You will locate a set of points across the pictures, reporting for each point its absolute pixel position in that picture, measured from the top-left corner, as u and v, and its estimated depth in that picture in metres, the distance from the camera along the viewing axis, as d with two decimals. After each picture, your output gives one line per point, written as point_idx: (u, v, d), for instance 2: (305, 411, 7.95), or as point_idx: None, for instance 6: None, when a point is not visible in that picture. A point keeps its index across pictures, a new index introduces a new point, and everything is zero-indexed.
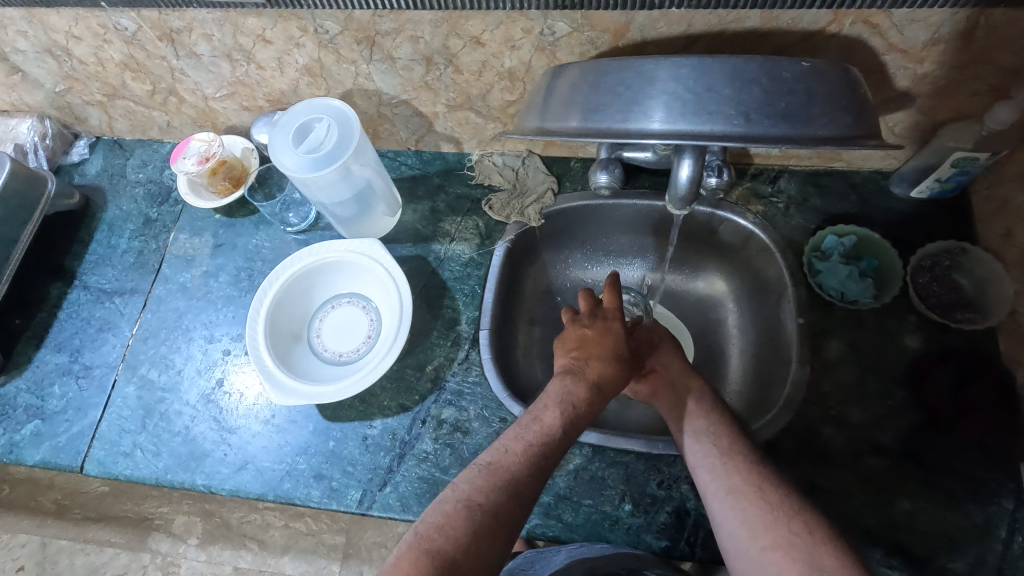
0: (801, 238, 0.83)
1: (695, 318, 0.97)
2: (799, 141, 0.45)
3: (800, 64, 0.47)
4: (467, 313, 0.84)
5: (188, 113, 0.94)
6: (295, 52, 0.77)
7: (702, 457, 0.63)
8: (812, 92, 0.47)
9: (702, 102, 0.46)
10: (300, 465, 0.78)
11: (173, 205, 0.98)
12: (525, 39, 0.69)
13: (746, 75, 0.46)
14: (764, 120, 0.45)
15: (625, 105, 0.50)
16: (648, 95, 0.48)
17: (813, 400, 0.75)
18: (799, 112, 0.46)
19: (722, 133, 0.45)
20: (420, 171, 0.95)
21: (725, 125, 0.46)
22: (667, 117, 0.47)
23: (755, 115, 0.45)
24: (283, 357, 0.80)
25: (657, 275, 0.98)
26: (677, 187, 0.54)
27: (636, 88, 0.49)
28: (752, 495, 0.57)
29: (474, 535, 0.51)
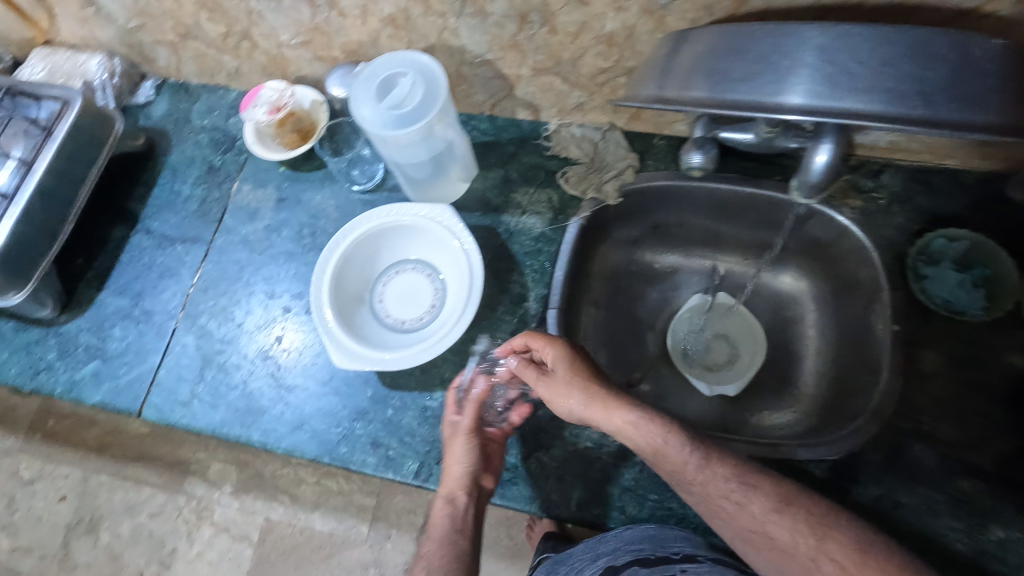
0: (902, 239, 0.77)
1: (768, 314, 0.92)
2: (987, 129, 0.41)
3: (993, 41, 0.42)
4: (536, 290, 0.81)
5: (259, 60, 0.91)
6: (381, 1, 0.73)
7: (720, 494, 0.58)
8: (1002, 73, 0.42)
9: (877, 78, 0.42)
10: (357, 430, 0.77)
11: (237, 154, 0.96)
12: (633, 1, 0.64)
13: (932, 51, 0.42)
14: (948, 104, 0.42)
15: (777, 75, 0.46)
16: (803, 66, 0.45)
17: (904, 413, 0.70)
18: (987, 96, 0.42)
19: (899, 115, 0.42)
20: (493, 137, 0.91)
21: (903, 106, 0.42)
22: (825, 93, 0.44)
23: (939, 96, 0.42)
24: (347, 319, 0.78)
25: (730, 266, 0.93)
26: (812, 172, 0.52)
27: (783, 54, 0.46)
28: (767, 524, 0.56)
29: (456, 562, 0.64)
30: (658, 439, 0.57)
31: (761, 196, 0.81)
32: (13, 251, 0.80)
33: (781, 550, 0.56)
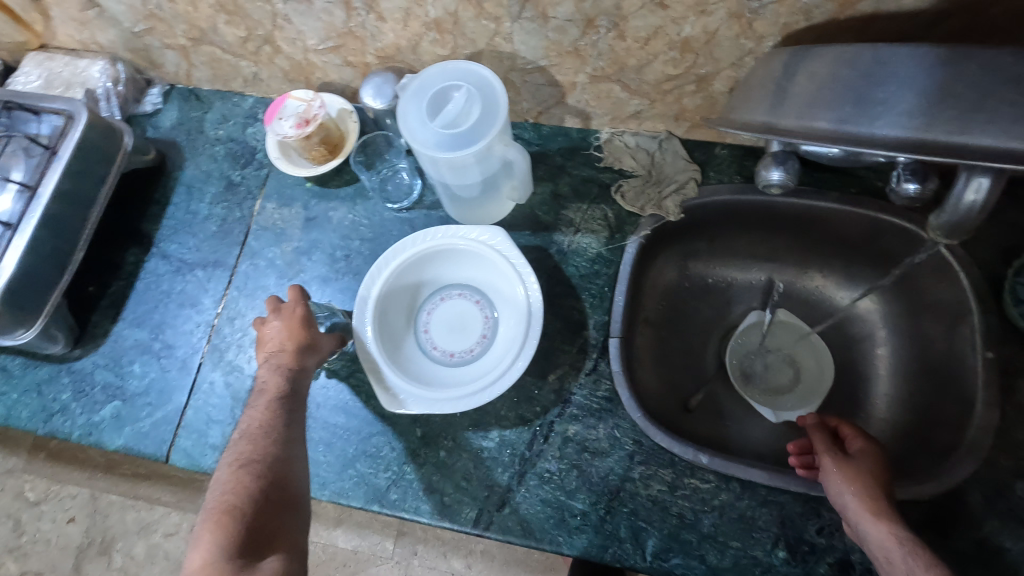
0: (989, 257, 0.72)
1: (831, 331, 0.87)
2: None
3: None
4: (595, 317, 0.75)
5: (281, 65, 0.83)
6: (428, 3, 0.65)
7: None
8: None
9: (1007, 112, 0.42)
10: (408, 474, 0.71)
11: (258, 168, 0.88)
12: (721, 3, 0.57)
13: None
14: None
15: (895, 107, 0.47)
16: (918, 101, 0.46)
17: (1004, 449, 0.65)
18: None
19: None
20: (540, 147, 0.84)
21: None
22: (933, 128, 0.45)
23: None
24: (395, 353, 0.72)
25: (791, 280, 0.88)
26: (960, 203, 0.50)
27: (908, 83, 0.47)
28: None
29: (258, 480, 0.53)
30: (916, 562, 0.52)
31: (833, 210, 0.76)
32: (22, 283, 0.72)
33: None
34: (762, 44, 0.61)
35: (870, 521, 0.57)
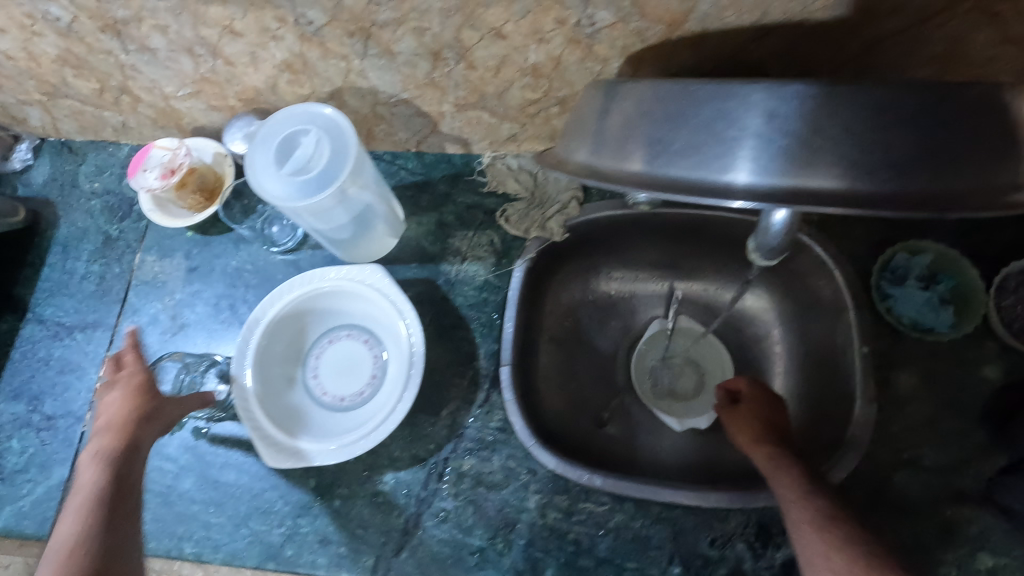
0: (861, 251, 0.73)
1: (730, 334, 0.87)
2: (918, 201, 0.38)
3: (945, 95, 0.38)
4: (485, 346, 0.74)
5: (146, 113, 0.80)
6: (272, 47, 0.63)
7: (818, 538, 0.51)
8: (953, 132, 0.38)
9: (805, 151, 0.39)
10: (303, 528, 0.69)
11: (136, 221, 0.85)
12: (556, 31, 0.57)
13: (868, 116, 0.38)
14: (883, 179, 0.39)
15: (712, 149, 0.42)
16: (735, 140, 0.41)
17: (883, 442, 0.66)
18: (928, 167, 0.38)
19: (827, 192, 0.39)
20: (423, 176, 0.82)
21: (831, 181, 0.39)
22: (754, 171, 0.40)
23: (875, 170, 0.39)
24: (279, 406, 0.69)
25: (689, 287, 0.88)
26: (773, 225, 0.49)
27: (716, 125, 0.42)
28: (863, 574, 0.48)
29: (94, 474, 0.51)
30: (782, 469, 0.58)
31: (714, 217, 0.76)
32: None
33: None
34: (608, 66, 0.61)
35: (755, 449, 0.63)
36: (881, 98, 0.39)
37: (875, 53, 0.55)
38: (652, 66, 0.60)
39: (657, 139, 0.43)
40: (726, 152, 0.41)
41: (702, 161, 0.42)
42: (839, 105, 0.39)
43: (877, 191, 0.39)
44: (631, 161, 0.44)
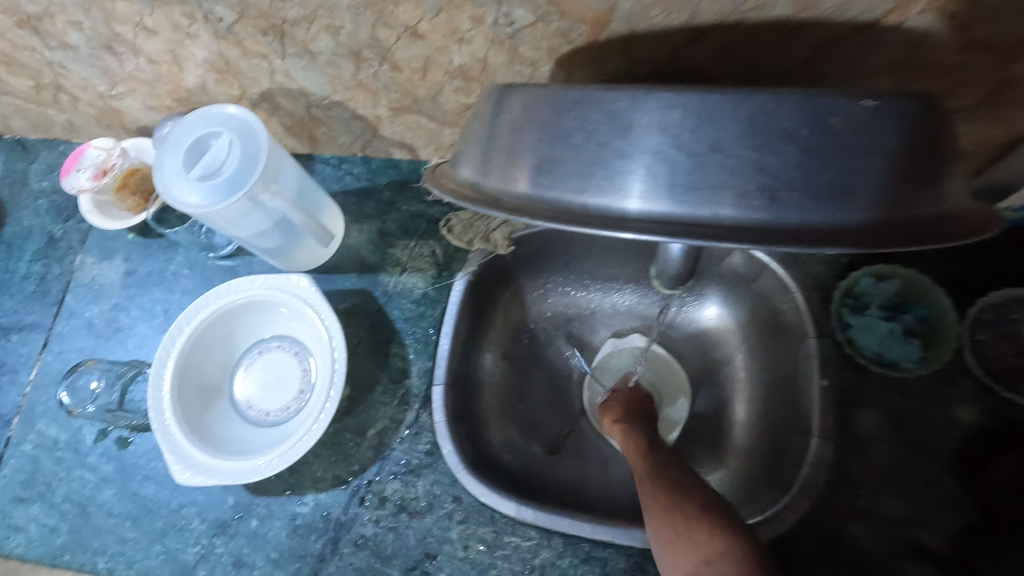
0: (827, 274, 0.67)
1: (693, 359, 0.79)
2: (839, 235, 0.31)
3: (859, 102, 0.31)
4: (418, 363, 0.70)
5: (88, 112, 0.78)
6: (190, 45, 0.60)
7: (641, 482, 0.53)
8: (870, 148, 0.31)
9: (698, 173, 0.32)
10: (217, 548, 0.66)
11: (81, 221, 0.84)
12: (475, 31, 0.52)
13: (770, 127, 0.31)
14: (793, 203, 0.31)
15: (587, 168, 0.34)
16: (623, 160, 0.33)
17: (839, 486, 0.60)
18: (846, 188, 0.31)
19: (727, 226, 0.31)
20: (368, 183, 0.79)
21: (733, 210, 0.31)
22: (646, 197, 0.32)
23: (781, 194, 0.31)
24: (197, 421, 0.66)
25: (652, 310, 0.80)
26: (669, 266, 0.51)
27: (606, 139, 0.33)
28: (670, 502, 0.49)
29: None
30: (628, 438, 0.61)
31: None
32: None
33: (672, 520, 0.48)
34: (538, 69, 0.56)
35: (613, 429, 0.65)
36: (800, 115, 0.30)
37: (825, 58, 0.49)
38: (584, 70, 0.55)
39: (545, 161, 0.35)
40: (620, 173, 0.33)
41: (592, 184, 0.34)
42: (737, 118, 0.31)
43: (783, 224, 0.31)
44: (520, 181, 0.36)
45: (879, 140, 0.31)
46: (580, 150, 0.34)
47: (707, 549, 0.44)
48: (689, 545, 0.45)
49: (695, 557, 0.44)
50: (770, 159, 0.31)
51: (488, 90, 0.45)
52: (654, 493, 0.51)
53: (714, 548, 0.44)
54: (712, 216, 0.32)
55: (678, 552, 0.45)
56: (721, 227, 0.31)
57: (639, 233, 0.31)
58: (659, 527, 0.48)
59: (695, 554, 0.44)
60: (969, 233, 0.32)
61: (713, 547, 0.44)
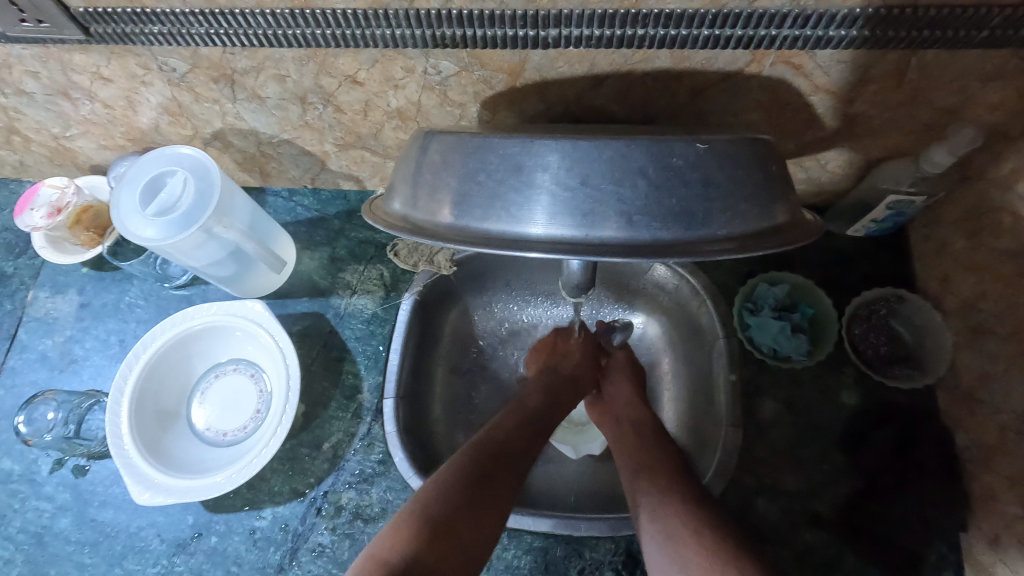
0: (734, 283, 0.77)
1: None
2: (689, 247, 0.38)
3: (694, 145, 0.38)
4: (370, 379, 0.76)
5: (40, 152, 0.80)
6: (144, 91, 0.65)
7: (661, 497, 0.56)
8: (710, 181, 0.39)
9: (576, 201, 0.38)
10: (177, 566, 0.68)
11: (32, 257, 0.86)
12: (408, 78, 0.59)
13: (629, 164, 0.38)
14: (649, 224, 0.38)
15: (489, 198, 0.40)
16: (519, 191, 0.39)
17: (747, 468, 0.68)
18: (693, 210, 0.38)
19: (603, 242, 0.38)
20: (318, 213, 0.84)
21: (605, 231, 0.38)
22: (542, 220, 0.39)
23: (639, 217, 0.38)
24: (153, 443, 0.69)
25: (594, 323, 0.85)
26: (571, 273, 0.57)
27: (504, 177, 0.40)
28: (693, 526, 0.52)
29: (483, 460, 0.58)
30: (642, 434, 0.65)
31: None
32: None
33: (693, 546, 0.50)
34: (466, 110, 0.64)
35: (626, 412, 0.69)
36: (647, 156, 0.38)
37: (706, 98, 0.59)
38: (507, 110, 0.63)
39: (458, 193, 0.41)
40: (517, 204, 0.39)
41: (493, 213, 0.40)
42: (602, 158, 0.38)
43: (646, 240, 0.38)
44: (442, 214, 0.42)
45: (716, 172, 0.39)
46: (483, 187, 0.40)
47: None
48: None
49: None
50: (627, 191, 0.38)
51: (414, 132, 0.51)
52: (705, 547, 0.50)
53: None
54: (594, 236, 0.38)
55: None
56: (591, 244, 0.38)
57: (533, 252, 0.38)
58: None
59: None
60: (790, 240, 0.40)
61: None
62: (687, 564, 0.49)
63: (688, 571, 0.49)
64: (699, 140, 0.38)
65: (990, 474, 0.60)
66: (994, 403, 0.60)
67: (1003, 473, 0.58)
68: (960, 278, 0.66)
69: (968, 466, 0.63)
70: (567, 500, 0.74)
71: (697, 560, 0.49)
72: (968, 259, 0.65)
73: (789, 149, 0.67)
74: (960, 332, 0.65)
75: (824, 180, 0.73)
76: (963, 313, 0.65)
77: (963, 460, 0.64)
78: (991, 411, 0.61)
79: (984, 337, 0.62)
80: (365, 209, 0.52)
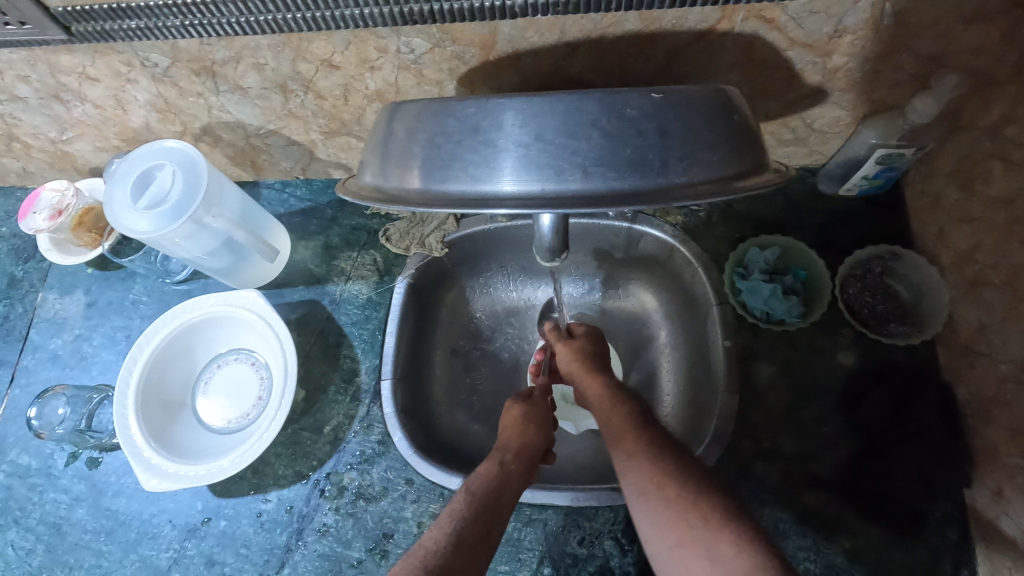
0: (727, 249, 0.76)
1: (626, 338, 0.84)
2: (647, 197, 0.38)
3: (647, 96, 0.39)
4: (367, 362, 0.77)
5: (41, 158, 0.83)
6: (131, 89, 0.67)
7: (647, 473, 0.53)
8: (666, 130, 0.39)
9: (533, 155, 0.39)
10: (189, 551, 0.70)
11: (40, 261, 0.89)
12: (383, 59, 0.60)
13: (581, 117, 0.39)
14: (604, 174, 0.39)
15: (448, 161, 0.41)
16: (477, 154, 0.40)
17: (744, 432, 0.67)
18: (650, 158, 0.39)
19: (561, 195, 0.39)
20: (311, 202, 0.86)
21: (562, 183, 0.39)
22: (506, 179, 0.39)
23: (594, 168, 0.39)
24: (159, 431, 0.71)
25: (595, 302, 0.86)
26: (545, 238, 0.56)
27: (461, 139, 0.41)
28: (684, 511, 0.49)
29: (448, 569, 0.48)
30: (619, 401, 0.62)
31: (592, 225, 0.77)
32: None
33: (688, 528, 0.48)
34: (444, 88, 0.64)
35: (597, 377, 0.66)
36: (600, 110, 0.39)
37: (680, 60, 0.59)
38: (484, 86, 0.63)
39: (420, 160, 0.42)
40: (477, 165, 0.40)
41: (454, 176, 0.41)
42: (556, 113, 0.39)
43: (602, 190, 0.39)
44: (408, 182, 0.43)
45: (671, 121, 0.40)
46: (442, 148, 0.41)
47: (734, 563, 0.44)
48: (711, 559, 0.46)
49: (713, 568, 0.45)
50: (581, 143, 0.38)
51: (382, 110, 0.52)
52: (672, 497, 0.50)
53: (742, 565, 0.44)
54: (553, 189, 0.39)
55: (695, 561, 0.46)
56: (549, 196, 0.39)
57: (498, 209, 0.38)
58: (673, 532, 0.48)
59: (721, 571, 0.45)
60: (756, 185, 0.41)
61: (741, 565, 0.44)
62: (657, 518, 0.50)
63: (661, 524, 0.50)
64: (653, 90, 0.39)
65: (992, 427, 0.59)
66: (993, 354, 0.59)
67: (1004, 425, 0.57)
68: (955, 231, 0.65)
69: (970, 419, 0.62)
70: (567, 472, 0.74)
71: (665, 513, 0.49)
72: (962, 210, 0.63)
73: (772, 110, 0.67)
74: (957, 286, 0.64)
75: (812, 141, 0.72)
76: (959, 266, 0.64)
77: (965, 415, 0.62)
78: (990, 361, 0.59)
79: (980, 288, 0.61)
80: (338, 189, 0.53)
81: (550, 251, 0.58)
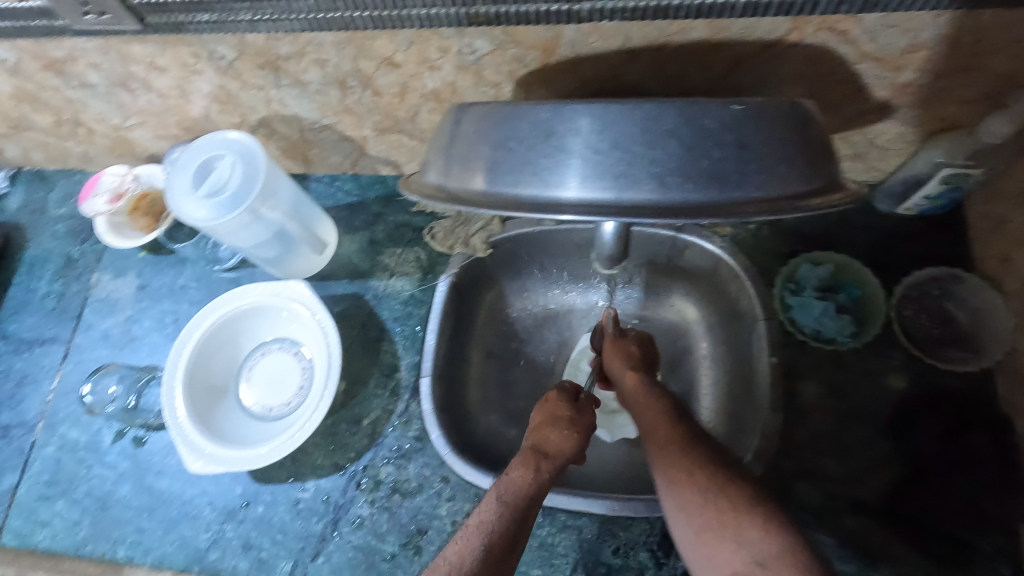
0: (776, 264, 0.75)
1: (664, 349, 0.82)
2: (722, 209, 0.38)
3: (726, 107, 0.39)
4: (407, 358, 0.77)
5: (102, 143, 0.85)
6: (195, 80, 0.69)
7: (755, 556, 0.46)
8: (744, 142, 0.39)
9: (608, 162, 0.39)
10: (227, 533, 0.71)
11: (96, 243, 0.92)
12: (443, 59, 0.60)
13: (659, 126, 0.39)
14: (678, 184, 0.38)
15: (519, 165, 0.42)
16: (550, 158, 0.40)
17: (787, 451, 0.66)
18: (724, 169, 0.38)
19: (634, 203, 0.39)
20: (358, 197, 0.87)
21: (637, 192, 0.39)
22: (579, 184, 0.39)
23: (670, 178, 0.39)
24: (204, 414, 0.73)
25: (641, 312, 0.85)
26: (603, 245, 0.56)
27: (533, 144, 0.41)
28: None
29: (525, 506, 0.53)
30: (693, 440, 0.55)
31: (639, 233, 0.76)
32: None
33: None
34: (501, 90, 0.64)
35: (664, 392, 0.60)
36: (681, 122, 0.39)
37: (744, 69, 0.58)
38: (541, 89, 0.63)
39: (491, 163, 0.43)
40: (548, 170, 0.40)
41: (523, 180, 0.41)
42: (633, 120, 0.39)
43: (675, 201, 0.38)
44: (474, 183, 0.44)
45: (750, 135, 0.39)
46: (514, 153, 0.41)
47: None
48: None
49: None
50: (657, 152, 0.39)
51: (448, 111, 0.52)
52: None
53: None
54: (623, 198, 0.39)
55: None
56: (619, 206, 0.39)
57: (569, 215, 0.38)
58: None
59: None
60: (829, 202, 0.40)
61: None
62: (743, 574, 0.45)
63: None
64: (733, 101, 0.39)
65: None
66: None
67: None
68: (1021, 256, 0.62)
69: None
70: (602, 480, 0.74)
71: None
72: None
73: (834, 123, 0.65)
74: (1021, 314, 0.62)
75: (872, 156, 0.70)
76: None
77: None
78: None
79: None
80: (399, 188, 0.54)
81: (607, 257, 0.58)
